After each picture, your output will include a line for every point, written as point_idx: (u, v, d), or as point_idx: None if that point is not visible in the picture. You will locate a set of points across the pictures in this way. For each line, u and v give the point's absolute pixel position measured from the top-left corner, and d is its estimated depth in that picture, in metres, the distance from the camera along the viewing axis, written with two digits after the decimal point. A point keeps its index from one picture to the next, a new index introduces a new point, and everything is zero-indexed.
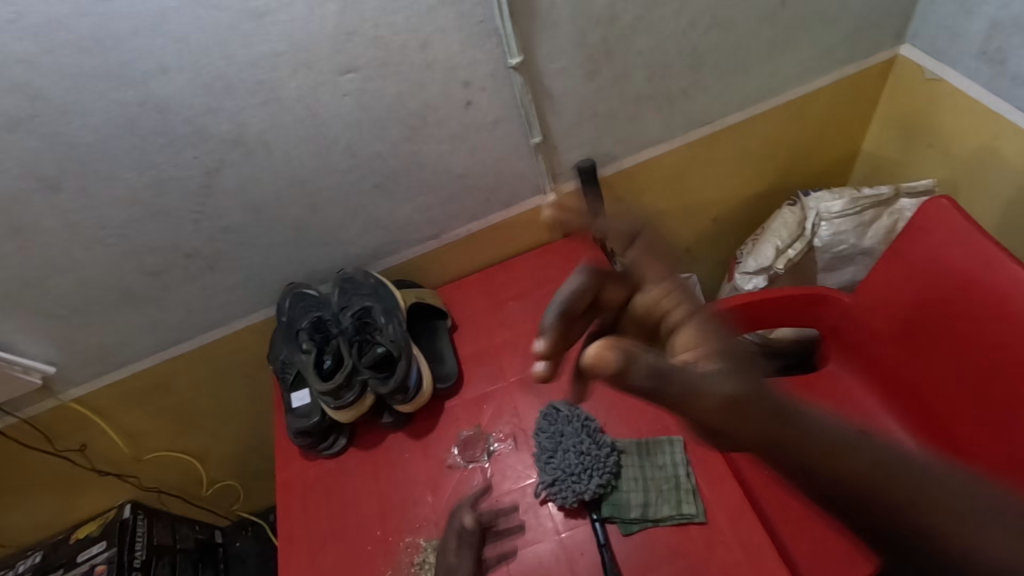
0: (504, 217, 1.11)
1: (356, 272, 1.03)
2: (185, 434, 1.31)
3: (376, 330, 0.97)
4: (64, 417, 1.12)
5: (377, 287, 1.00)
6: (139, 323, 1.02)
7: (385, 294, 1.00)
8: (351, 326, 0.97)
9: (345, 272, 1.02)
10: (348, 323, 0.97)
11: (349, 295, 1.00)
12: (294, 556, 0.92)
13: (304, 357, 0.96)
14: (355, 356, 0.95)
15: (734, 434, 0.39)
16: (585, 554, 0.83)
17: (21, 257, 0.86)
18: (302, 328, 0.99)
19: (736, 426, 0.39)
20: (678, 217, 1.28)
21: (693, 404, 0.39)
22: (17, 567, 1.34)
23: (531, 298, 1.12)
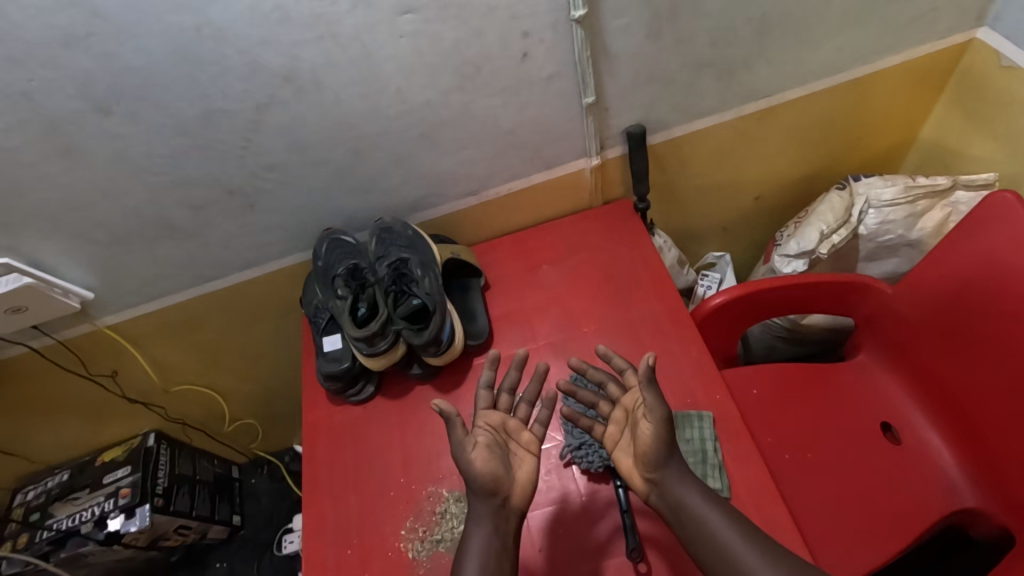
0: (547, 178, 1.09)
1: (394, 221, 1.01)
2: (213, 370, 1.33)
3: (413, 283, 0.96)
4: (100, 342, 1.14)
5: (415, 240, 0.99)
6: (177, 256, 1.02)
7: (422, 246, 0.99)
8: (388, 277, 0.97)
9: (384, 221, 1.01)
10: (384, 274, 0.97)
11: (387, 245, 0.99)
12: (318, 494, 0.95)
13: (340, 304, 0.96)
14: (391, 307, 0.95)
15: (659, 434, 0.72)
16: (607, 517, 0.85)
17: (67, 179, 0.85)
18: (338, 274, 0.98)
19: (661, 430, 0.72)
20: (719, 193, 1.26)
21: (651, 411, 0.72)
22: (46, 482, 1.41)
23: (566, 263, 1.11)
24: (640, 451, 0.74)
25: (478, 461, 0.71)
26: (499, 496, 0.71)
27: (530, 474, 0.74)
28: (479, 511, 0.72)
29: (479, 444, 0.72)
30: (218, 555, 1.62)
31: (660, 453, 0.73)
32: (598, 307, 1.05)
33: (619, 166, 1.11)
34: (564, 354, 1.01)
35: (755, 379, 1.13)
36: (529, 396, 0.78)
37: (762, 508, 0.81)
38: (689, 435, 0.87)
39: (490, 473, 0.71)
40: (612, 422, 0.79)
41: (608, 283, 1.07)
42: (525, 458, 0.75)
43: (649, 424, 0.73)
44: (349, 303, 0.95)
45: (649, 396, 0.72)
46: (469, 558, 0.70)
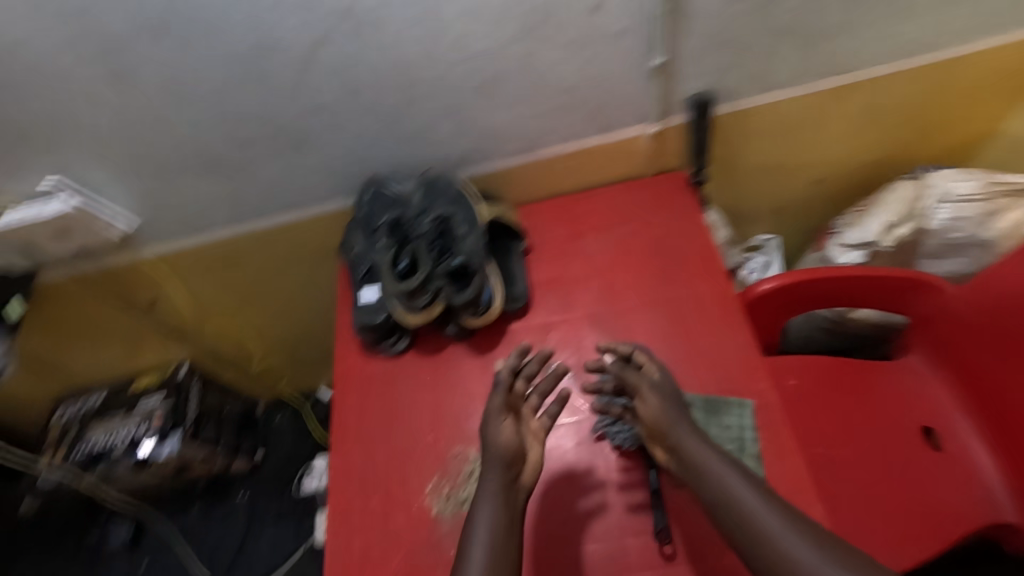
0: (601, 142, 1.04)
1: (441, 175, 0.98)
2: (246, 308, 1.34)
3: (453, 242, 0.93)
4: (140, 271, 1.15)
5: (459, 198, 0.95)
6: (221, 192, 1.01)
7: (467, 205, 0.95)
8: (430, 234, 0.94)
9: (430, 174, 0.99)
10: (426, 230, 0.94)
11: (431, 199, 0.96)
12: (346, 441, 0.96)
13: (381, 256, 0.95)
14: (431, 264, 0.92)
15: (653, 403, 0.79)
16: (635, 495, 0.83)
17: (117, 104, 0.84)
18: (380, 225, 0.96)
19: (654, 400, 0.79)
20: (778, 172, 1.19)
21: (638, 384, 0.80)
22: (81, 401, 1.45)
23: (612, 233, 1.07)
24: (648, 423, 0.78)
25: (498, 436, 0.75)
26: (513, 469, 0.74)
27: (539, 459, 0.77)
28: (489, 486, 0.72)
29: (499, 421, 0.76)
30: (240, 486, 1.68)
31: (663, 420, 0.77)
32: (642, 281, 1.01)
33: (679, 135, 1.05)
34: (603, 326, 0.98)
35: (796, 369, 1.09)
36: (543, 389, 0.82)
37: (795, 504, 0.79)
38: (728, 422, 0.85)
39: (507, 450, 0.74)
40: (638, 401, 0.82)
41: (655, 258, 1.03)
42: (534, 445, 0.78)
43: (644, 396, 0.79)
44: (390, 257, 0.94)
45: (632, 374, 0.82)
46: (478, 526, 0.69)
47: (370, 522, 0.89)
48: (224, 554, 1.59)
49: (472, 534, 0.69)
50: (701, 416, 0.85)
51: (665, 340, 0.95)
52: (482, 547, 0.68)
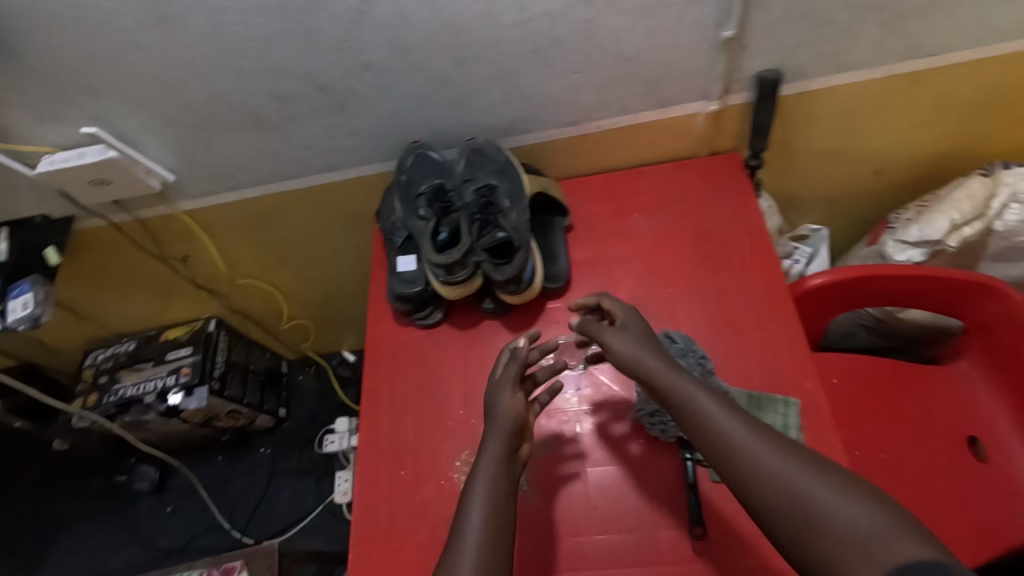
0: (655, 118, 0.99)
1: (488, 143, 0.94)
2: (277, 268, 1.33)
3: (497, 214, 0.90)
4: (175, 225, 1.14)
5: (506, 168, 0.92)
6: (260, 149, 0.98)
7: (513, 175, 0.92)
8: (473, 204, 0.91)
9: (476, 142, 0.94)
10: (470, 199, 0.91)
11: (476, 168, 0.93)
12: (376, 411, 0.95)
13: (420, 224, 0.92)
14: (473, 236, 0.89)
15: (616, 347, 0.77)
16: (669, 486, 0.82)
17: (160, 52, 0.80)
18: (421, 190, 0.92)
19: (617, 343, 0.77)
20: (838, 160, 1.13)
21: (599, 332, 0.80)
22: (112, 349, 1.47)
23: (659, 215, 1.02)
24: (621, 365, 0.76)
25: (505, 404, 0.76)
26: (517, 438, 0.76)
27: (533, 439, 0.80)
28: (490, 449, 0.73)
29: (507, 389, 0.78)
30: (263, 441, 1.71)
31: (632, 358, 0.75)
32: (688, 267, 0.97)
33: (738, 115, 0.99)
34: (644, 311, 0.95)
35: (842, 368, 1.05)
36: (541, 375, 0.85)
37: None
38: (773, 420, 0.82)
39: (512, 417, 0.75)
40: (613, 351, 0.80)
41: (703, 243, 0.99)
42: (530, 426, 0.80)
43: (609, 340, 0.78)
44: (430, 226, 0.90)
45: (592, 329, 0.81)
46: (477, 479, 0.71)
47: (397, 493, 0.88)
48: (246, 505, 1.63)
49: (472, 486, 0.70)
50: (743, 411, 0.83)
51: (709, 330, 0.91)
52: (479, 499, 0.69)
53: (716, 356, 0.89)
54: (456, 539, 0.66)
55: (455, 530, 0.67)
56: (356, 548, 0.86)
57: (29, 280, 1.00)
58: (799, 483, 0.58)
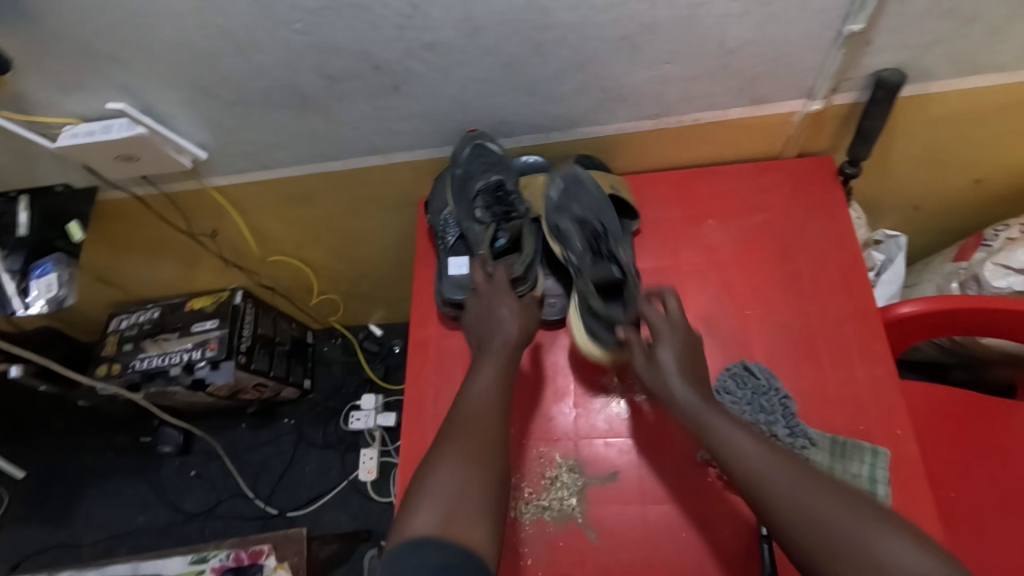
0: (745, 116, 0.87)
1: (587, 175, 0.87)
2: (310, 246, 1.25)
3: (611, 247, 0.80)
4: (204, 200, 1.06)
5: (603, 206, 0.84)
6: (300, 129, 0.88)
7: (609, 215, 0.84)
8: (580, 234, 0.82)
9: (578, 170, 0.86)
10: (574, 229, 0.82)
11: (570, 200, 0.84)
12: (419, 421, 0.89)
13: (477, 228, 0.87)
14: (584, 272, 0.80)
15: (651, 374, 0.74)
16: (737, 533, 0.76)
17: (196, 22, 0.70)
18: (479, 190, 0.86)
19: (651, 371, 0.74)
20: (937, 167, 1.01)
21: (647, 361, 0.75)
22: (137, 316, 1.42)
23: (736, 222, 0.92)
24: (661, 381, 0.73)
25: (507, 312, 0.80)
26: (503, 334, 0.79)
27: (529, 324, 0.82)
28: (499, 334, 0.79)
29: (511, 301, 0.81)
30: (288, 411, 1.68)
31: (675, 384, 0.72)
32: (767, 286, 0.88)
33: (840, 116, 0.88)
34: (715, 333, 0.87)
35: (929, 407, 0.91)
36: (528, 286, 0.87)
37: None
38: (854, 470, 0.75)
39: (527, 322, 0.81)
40: (640, 354, 0.76)
41: (784, 259, 0.89)
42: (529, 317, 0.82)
43: (661, 355, 0.74)
44: (489, 234, 0.86)
45: (638, 355, 0.76)
46: (487, 364, 0.77)
47: None
48: (270, 475, 1.62)
49: (483, 362, 0.78)
50: (826, 461, 0.76)
51: (787, 359, 0.83)
52: (487, 376, 0.76)
53: (795, 391, 0.82)
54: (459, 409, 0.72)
55: (460, 400, 0.74)
56: None
57: (52, 259, 0.95)
58: (810, 508, 0.59)
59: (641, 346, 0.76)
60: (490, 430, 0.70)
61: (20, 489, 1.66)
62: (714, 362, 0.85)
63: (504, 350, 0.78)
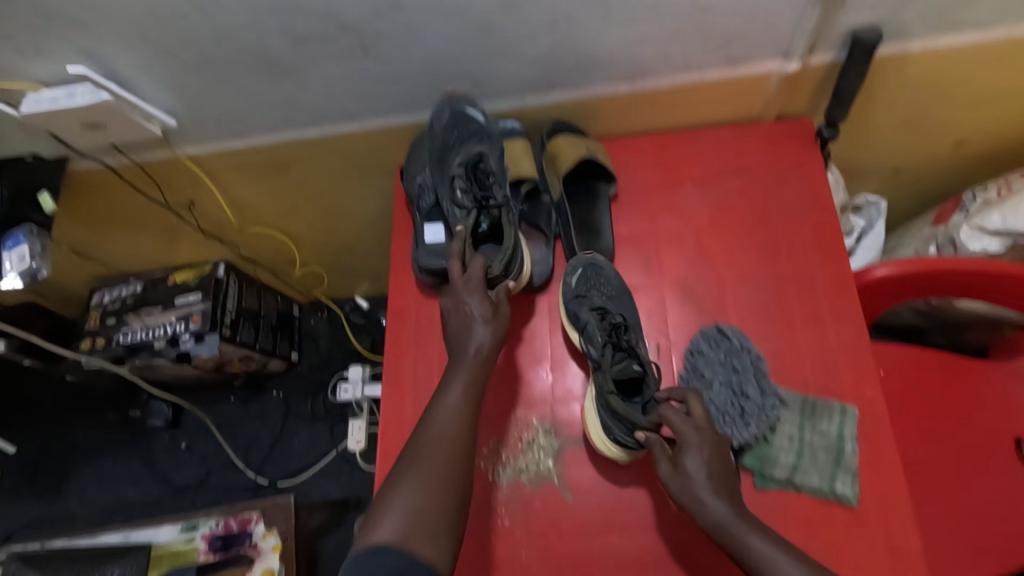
0: (723, 78, 0.86)
1: (607, 262, 0.87)
2: (289, 217, 1.24)
3: (632, 342, 0.79)
4: (178, 169, 1.04)
5: (621, 294, 0.85)
6: (271, 94, 0.87)
7: (627, 303, 0.85)
8: (599, 326, 0.81)
9: (596, 257, 0.87)
10: (592, 319, 0.81)
11: (590, 287, 0.85)
12: (398, 387, 0.90)
13: (459, 213, 0.85)
14: (604, 365, 0.78)
15: (680, 488, 0.69)
16: None
17: None
18: (458, 162, 0.85)
19: (680, 484, 0.69)
20: (917, 129, 1.00)
21: (677, 472, 0.70)
22: (119, 290, 1.41)
23: (713, 186, 0.92)
24: (692, 498, 0.68)
25: (479, 314, 0.77)
26: (471, 348, 0.76)
27: (498, 329, 0.77)
28: (472, 340, 0.76)
29: (483, 301, 0.78)
30: (275, 384, 1.69)
31: (708, 495, 0.67)
32: (743, 249, 0.88)
33: (818, 77, 0.87)
34: (691, 297, 0.87)
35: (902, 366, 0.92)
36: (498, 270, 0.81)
37: (888, 525, 0.72)
38: (824, 429, 0.76)
39: (503, 326, 0.78)
40: (668, 460, 0.71)
41: (761, 223, 0.89)
42: (497, 320, 0.78)
43: (691, 465, 0.69)
44: (469, 218, 0.84)
45: (667, 465, 0.71)
46: (459, 378, 0.74)
47: None
48: (260, 446, 1.63)
49: (454, 374, 0.75)
50: (797, 419, 0.77)
51: (761, 321, 0.84)
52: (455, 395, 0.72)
53: (768, 353, 0.83)
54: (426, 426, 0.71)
55: (429, 415, 0.72)
56: None
57: (23, 231, 0.94)
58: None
59: (670, 454, 0.71)
60: (455, 453, 0.68)
61: (11, 465, 1.67)
62: (690, 325, 0.86)
63: (472, 365, 0.75)
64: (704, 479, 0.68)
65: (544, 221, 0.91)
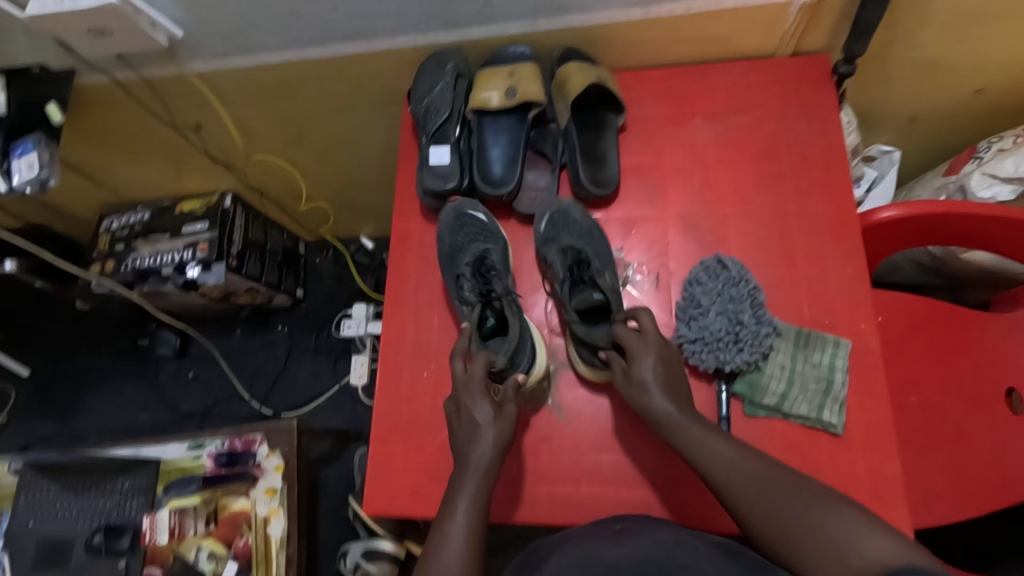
0: (740, 7, 0.84)
1: (572, 204, 0.88)
2: (297, 146, 1.23)
3: (592, 273, 0.82)
4: (185, 87, 1.03)
5: (592, 233, 0.86)
6: (278, 8, 0.86)
7: (598, 240, 0.86)
8: (563, 264, 0.83)
9: (561, 202, 0.88)
10: (558, 259, 0.83)
11: (558, 230, 0.86)
12: (399, 310, 0.92)
13: (465, 310, 0.84)
14: (564, 301, 0.81)
15: (631, 396, 0.73)
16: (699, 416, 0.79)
17: None
18: (464, 260, 0.86)
19: (631, 392, 0.73)
20: (937, 73, 0.98)
21: (626, 378, 0.74)
22: (127, 217, 1.43)
23: (723, 122, 0.91)
24: (642, 404, 0.72)
25: (483, 418, 0.71)
26: (476, 462, 0.68)
27: (504, 435, 0.71)
28: (475, 450, 0.69)
29: (486, 404, 0.72)
30: (280, 319, 1.72)
31: (654, 398, 0.71)
32: (749, 186, 0.88)
33: (837, 9, 0.85)
34: (694, 232, 0.87)
35: (900, 312, 0.92)
36: (501, 360, 0.77)
37: (871, 454, 0.75)
38: (816, 360, 0.78)
39: (507, 431, 0.71)
40: (618, 371, 0.76)
41: (769, 160, 0.88)
42: (502, 423, 0.71)
43: (640, 371, 0.73)
44: (474, 313, 0.82)
45: (619, 376, 0.75)
46: (461, 492, 0.66)
47: (421, 394, 0.88)
48: (265, 378, 1.67)
49: (457, 492, 0.67)
50: (789, 349, 0.78)
51: (762, 257, 0.84)
52: (463, 510, 0.65)
53: (767, 288, 0.83)
54: (435, 544, 0.62)
55: (435, 528, 0.64)
56: (378, 444, 0.86)
57: (32, 138, 0.93)
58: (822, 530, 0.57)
59: (621, 367, 0.75)
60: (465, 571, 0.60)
61: (25, 387, 1.73)
62: (691, 260, 0.86)
63: (480, 485, 0.67)
64: (647, 380, 0.72)
65: (549, 147, 0.91)
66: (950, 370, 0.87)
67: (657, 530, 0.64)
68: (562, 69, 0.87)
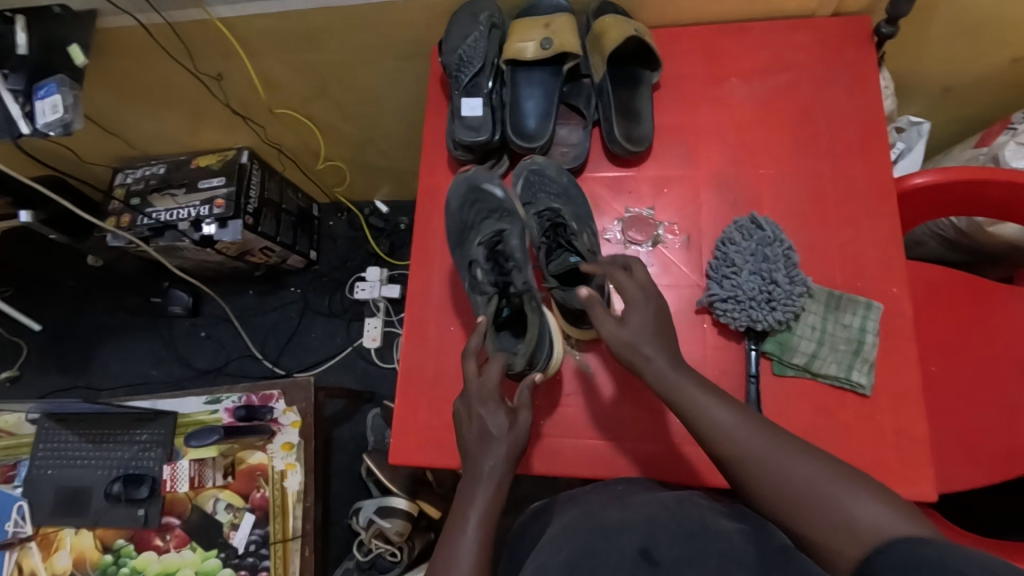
0: None
1: (548, 163, 0.88)
2: (317, 101, 1.21)
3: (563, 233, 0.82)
4: (208, 32, 1.01)
5: (568, 189, 0.87)
6: None
7: (576, 198, 0.87)
8: (540, 228, 0.85)
9: (534, 162, 0.87)
10: (535, 224, 0.85)
11: (536, 192, 0.87)
12: (427, 263, 0.92)
13: (481, 299, 0.81)
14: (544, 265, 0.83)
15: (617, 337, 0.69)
16: (727, 374, 0.80)
17: None
18: (476, 243, 0.85)
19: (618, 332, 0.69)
20: (978, 40, 0.96)
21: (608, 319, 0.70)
22: (142, 171, 1.42)
23: (759, 82, 0.89)
24: (626, 354, 0.69)
25: (497, 429, 0.68)
26: (486, 473, 0.65)
27: (519, 440, 0.68)
28: (488, 458, 0.66)
29: (502, 414, 0.69)
30: (294, 281, 1.71)
31: (643, 343, 0.68)
32: (782, 147, 0.87)
33: None
34: (725, 193, 0.86)
35: (929, 280, 0.91)
36: (516, 363, 0.74)
37: (897, 415, 0.75)
38: (847, 321, 0.78)
39: (521, 443, 0.68)
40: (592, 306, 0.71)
41: (804, 122, 0.87)
42: (517, 429, 0.68)
43: (633, 319, 0.69)
44: (491, 305, 0.78)
45: (600, 316, 0.70)
46: (472, 504, 0.64)
47: (447, 348, 0.88)
48: (277, 338, 1.68)
49: (468, 503, 0.64)
50: (820, 310, 0.79)
51: (794, 220, 0.84)
52: (475, 515, 0.63)
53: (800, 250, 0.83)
54: (446, 551, 0.61)
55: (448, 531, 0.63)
56: (404, 395, 0.87)
57: (56, 80, 0.93)
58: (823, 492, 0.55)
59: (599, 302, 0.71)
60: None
61: (39, 340, 1.73)
62: (723, 221, 0.85)
63: (495, 501, 0.65)
64: (635, 328, 0.69)
65: (583, 103, 0.90)
66: (976, 338, 0.87)
67: (660, 493, 0.66)
68: (603, 18, 0.84)
